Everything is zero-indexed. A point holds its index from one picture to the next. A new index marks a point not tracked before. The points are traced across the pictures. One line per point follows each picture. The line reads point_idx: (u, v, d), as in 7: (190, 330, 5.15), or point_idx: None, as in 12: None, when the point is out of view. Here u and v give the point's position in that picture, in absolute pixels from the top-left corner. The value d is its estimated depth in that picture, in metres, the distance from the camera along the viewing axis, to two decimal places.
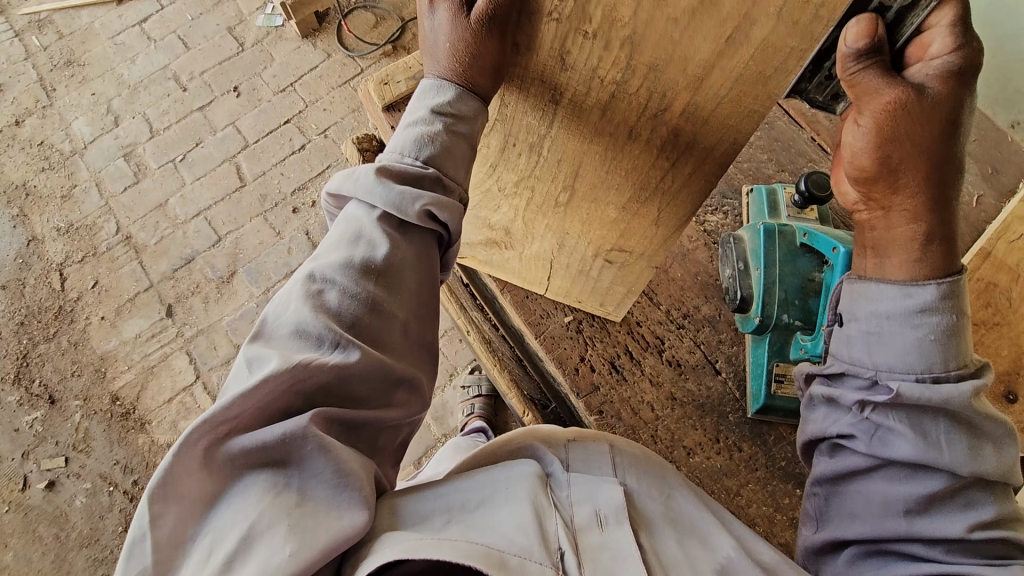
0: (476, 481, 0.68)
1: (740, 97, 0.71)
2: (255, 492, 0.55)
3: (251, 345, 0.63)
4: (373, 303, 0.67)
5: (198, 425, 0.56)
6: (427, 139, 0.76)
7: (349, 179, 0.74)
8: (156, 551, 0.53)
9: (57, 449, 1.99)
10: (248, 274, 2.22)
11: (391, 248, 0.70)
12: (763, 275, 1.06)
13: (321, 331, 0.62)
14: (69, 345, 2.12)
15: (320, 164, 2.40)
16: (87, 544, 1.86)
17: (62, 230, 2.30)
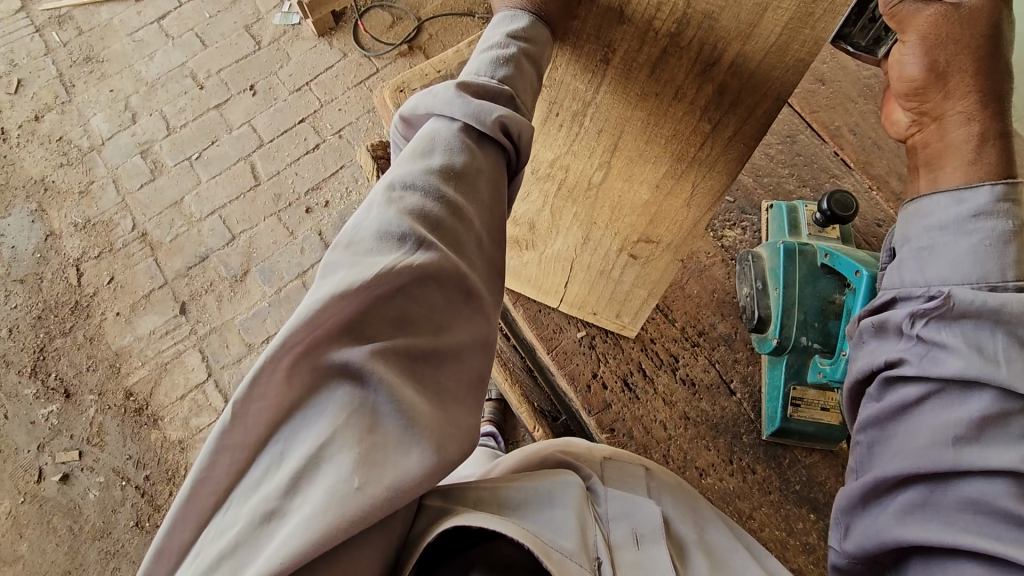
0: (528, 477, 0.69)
1: (789, 42, 0.71)
2: (329, 413, 0.52)
3: (334, 250, 0.61)
4: (454, 215, 0.63)
5: (286, 331, 0.54)
6: (502, 59, 0.72)
7: (428, 96, 0.72)
8: (233, 456, 0.51)
9: (71, 442, 2.02)
10: (261, 273, 2.23)
11: (469, 158, 0.67)
12: (782, 296, 1.05)
13: (404, 231, 0.59)
14: (85, 340, 2.15)
15: (334, 164, 2.41)
16: (99, 537, 1.90)
17: (79, 225, 2.33)
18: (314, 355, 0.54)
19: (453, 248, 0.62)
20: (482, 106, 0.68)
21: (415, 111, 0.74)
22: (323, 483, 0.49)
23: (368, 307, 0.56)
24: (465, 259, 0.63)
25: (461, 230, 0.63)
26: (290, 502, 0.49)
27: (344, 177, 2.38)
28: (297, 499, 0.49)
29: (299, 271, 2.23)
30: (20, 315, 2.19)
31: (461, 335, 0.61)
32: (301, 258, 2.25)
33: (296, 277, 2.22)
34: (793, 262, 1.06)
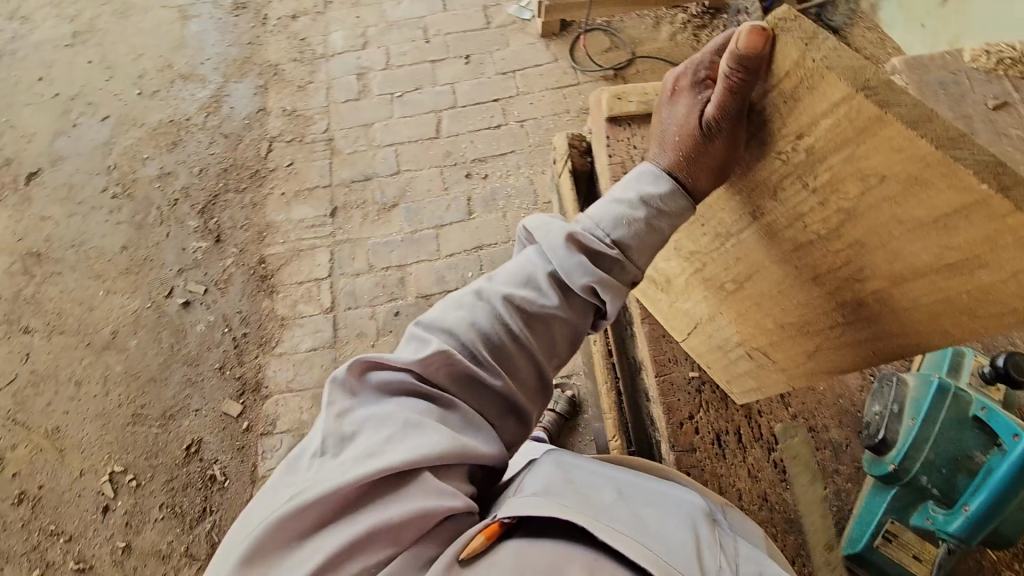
0: (647, 490, 0.86)
1: (936, 310, 0.73)
2: (411, 407, 0.80)
3: (416, 328, 0.92)
4: (518, 332, 0.91)
5: (377, 356, 0.84)
6: (623, 222, 0.94)
7: (545, 229, 0.97)
8: (334, 416, 0.78)
9: (203, 278, 2.30)
10: (407, 211, 2.43)
11: (552, 301, 0.94)
12: (917, 426, 0.94)
13: (464, 340, 0.89)
14: (250, 203, 2.46)
15: (506, 146, 2.57)
16: (189, 363, 2.15)
17: (286, 111, 2.67)
18: (400, 375, 0.83)
19: (507, 354, 0.91)
20: (583, 268, 0.92)
21: (535, 233, 0.99)
22: (418, 438, 0.75)
23: (443, 363, 0.85)
24: (515, 362, 0.91)
25: (521, 345, 0.91)
26: (383, 448, 0.74)
27: (509, 160, 2.53)
28: (392, 445, 0.74)
29: (437, 223, 2.40)
30: (212, 162, 2.55)
31: (496, 400, 0.89)
32: (444, 213, 2.42)
33: (433, 227, 2.39)
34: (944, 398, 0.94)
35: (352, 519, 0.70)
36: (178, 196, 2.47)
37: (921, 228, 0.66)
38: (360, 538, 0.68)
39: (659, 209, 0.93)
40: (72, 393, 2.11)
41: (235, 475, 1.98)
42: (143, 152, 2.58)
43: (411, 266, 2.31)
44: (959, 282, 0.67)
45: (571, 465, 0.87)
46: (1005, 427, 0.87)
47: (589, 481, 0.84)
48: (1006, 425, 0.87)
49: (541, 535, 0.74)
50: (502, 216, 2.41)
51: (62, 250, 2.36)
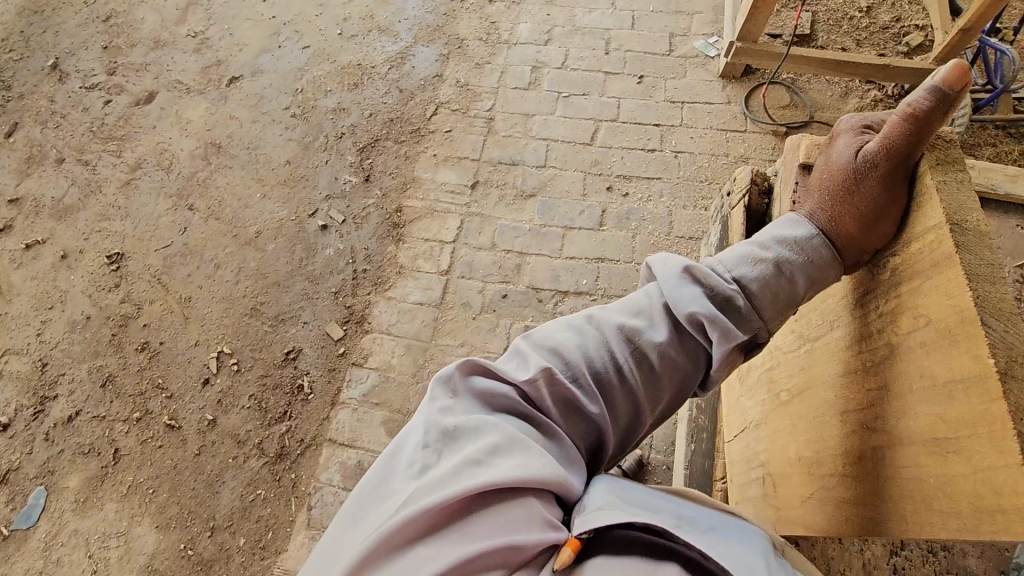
0: (711, 517, 0.89)
1: (905, 491, 0.81)
2: (508, 423, 0.88)
3: (522, 345, 0.99)
4: (619, 359, 0.97)
5: (476, 366, 0.93)
6: (753, 259, 1.01)
7: (664, 264, 1.04)
8: (440, 420, 0.86)
9: (345, 209, 2.48)
10: (541, 204, 2.48)
11: (661, 333, 0.99)
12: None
13: (567, 357, 0.96)
14: (404, 155, 2.61)
15: (654, 172, 2.55)
16: (310, 280, 2.32)
17: (459, 83, 2.81)
18: (499, 394, 0.91)
19: (607, 381, 0.96)
20: (695, 300, 0.97)
21: (655, 267, 1.05)
22: (519, 454, 0.83)
23: (546, 383, 0.92)
24: (612, 387, 0.96)
25: (619, 373, 0.96)
26: (490, 458, 0.81)
27: (653, 186, 2.52)
28: (492, 458, 0.81)
29: (567, 224, 2.43)
30: (382, 110, 2.74)
31: (583, 426, 0.95)
32: (576, 216, 2.45)
33: (562, 227, 2.42)
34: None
35: (464, 528, 0.76)
36: (344, 131, 2.68)
37: (939, 391, 0.77)
38: (472, 547, 0.73)
39: (791, 256, 1.01)
40: (208, 272, 2.34)
41: (319, 392, 2.10)
42: (328, 85, 2.82)
43: (531, 256, 2.36)
44: (938, 453, 0.75)
45: (629, 487, 0.93)
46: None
47: (650, 502, 0.90)
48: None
49: (620, 552, 0.80)
50: (631, 236, 2.40)
51: (238, 149, 2.64)
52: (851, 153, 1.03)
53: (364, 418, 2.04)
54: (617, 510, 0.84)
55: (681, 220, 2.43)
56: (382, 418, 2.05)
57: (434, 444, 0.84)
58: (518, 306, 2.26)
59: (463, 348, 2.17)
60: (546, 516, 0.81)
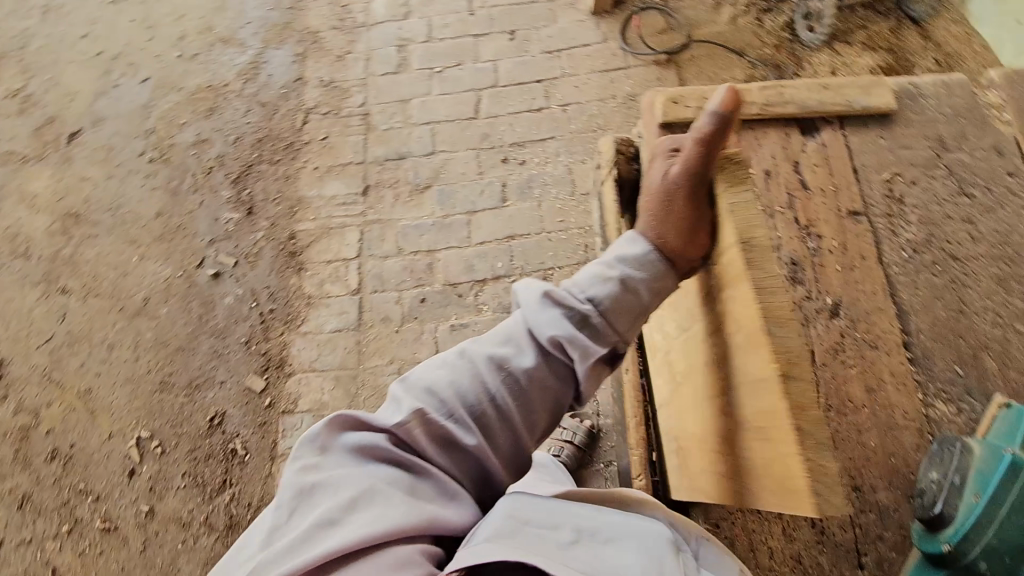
0: (612, 522, 0.84)
1: None
2: (373, 469, 0.82)
3: (398, 390, 0.92)
4: (492, 390, 0.91)
5: (345, 417, 0.86)
6: (602, 278, 0.95)
7: (526, 292, 1.00)
8: (304, 482, 0.80)
9: (234, 250, 2.30)
10: (439, 195, 2.36)
11: (528, 359, 0.94)
12: (981, 510, 0.85)
13: (442, 397, 0.89)
14: (283, 176, 2.42)
15: (547, 132, 2.43)
16: (217, 335, 2.17)
17: (323, 82, 2.58)
18: (366, 436, 0.85)
19: (483, 415, 0.90)
20: (554, 322, 0.94)
21: (519, 296, 1.00)
22: (379, 504, 0.78)
23: (419, 425, 0.86)
24: (486, 421, 0.90)
25: (492, 406, 0.91)
26: (348, 515, 0.76)
27: (549, 147, 2.40)
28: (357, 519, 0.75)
29: (470, 209, 2.33)
30: (248, 131, 2.51)
31: (465, 459, 0.89)
32: (477, 199, 2.34)
33: (465, 213, 2.32)
34: (1012, 477, 0.85)
35: None
36: (212, 164, 2.45)
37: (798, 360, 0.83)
38: None
39: (637, 271, 0.94)
40: (104, 356, 2.16)
41: (256, 450, 2.00)
42: (181, 117, 2.56)
43: (441, 252, 2.26)
44: None
45: (530, 500, 0.85)
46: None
47: (549, 517, 0.83)
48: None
49: None
50: (537, 206, 2.31)
51: (100, 213, 2.39)
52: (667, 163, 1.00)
53: None
54: (504, 538, 0.77)
55: (583, 177, 2.35)
56: None
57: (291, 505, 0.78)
58: (439, 308, 2.17)
59: (393, 366, 2.09)
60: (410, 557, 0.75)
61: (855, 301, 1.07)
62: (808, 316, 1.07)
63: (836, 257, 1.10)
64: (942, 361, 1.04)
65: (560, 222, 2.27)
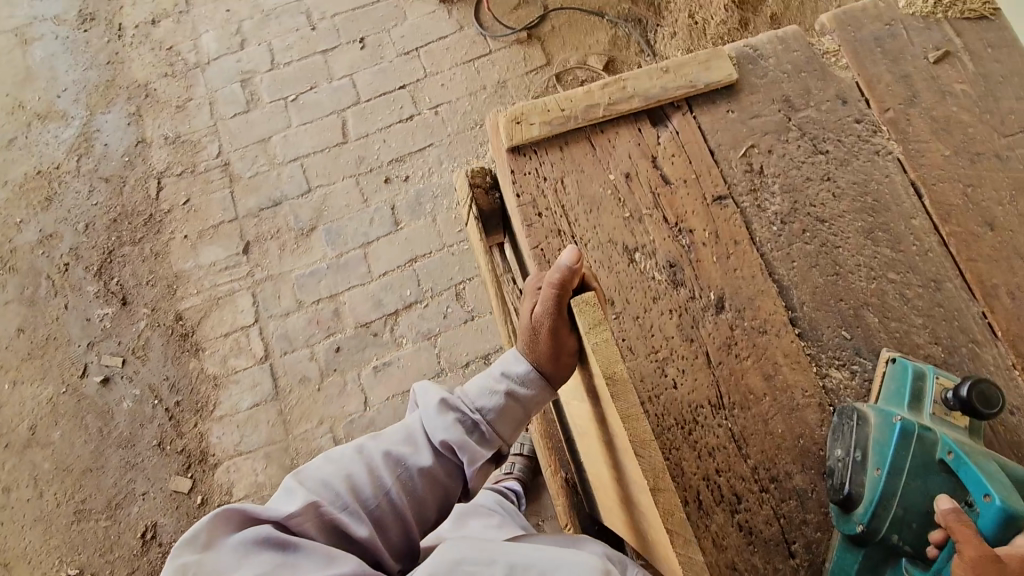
0: (547, 554, 0.76)
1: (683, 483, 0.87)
2: (252, 550, 0.68)
3: (294, 483, 0.81)
4: (387, 490, 0.83)
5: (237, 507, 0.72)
6: (490, 392, 0.90)
7: (421, 394, 0.93)
8: None
9: (118, 348, 2.09)
10: (327, 233, 2.18)
11: (423, 459, 0.87)
12: (885, 483, 0.88)
13: (340, 491, 0.80)
14: (151, 254, 2.19)
15: (424, 140, 2.27)
16: (124, 445, 1.99)
17: (169, 139, 2.33)
18: (247, 516, 0.72)
19: (378, 513, 0.82)
20: (444, 423, 0.88)
21: (418, 393, 0.94)
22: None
23: (310, 514, 0.76)
24: (383, 521, 0.82)
25: (389, 505, 0.83)
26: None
27: (430, 155, 2.24)
28: None
29: (363, 241, 2.16)
30: (99, 213, 2.25)
31: (364, 552, 0.80)
32: (368, 228, 2.18)
33: (359, 247, 2.15)
34: (905, 445, 0.89)
35: None
36: (67, 260, 2.20)
37: None
38: None
39: (522, 389, 0.91)
40: (4, 501, 1.95)
41: None
42: (16, 214, 2.27)
43: (344, 295, 2.11)
44: None
45: (466, 538, 0.76)
46: (971, 481, 0.83)
47: (484, 554, 0.73)
48: (972, 480, 0.83)
49: None
50: (432, 221, 2.17)
51: None
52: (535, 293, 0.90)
53: None
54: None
55: None
56: None
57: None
58: (356, 354, 2.05)
59: (323, 427, 1.98)
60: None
61: (737, 290, 1.05)
62: (696, 317, 1.04)
63: (710, 249, 1.07)
64: (827, 329, 1.04)
65: (460, 232, 2.15)
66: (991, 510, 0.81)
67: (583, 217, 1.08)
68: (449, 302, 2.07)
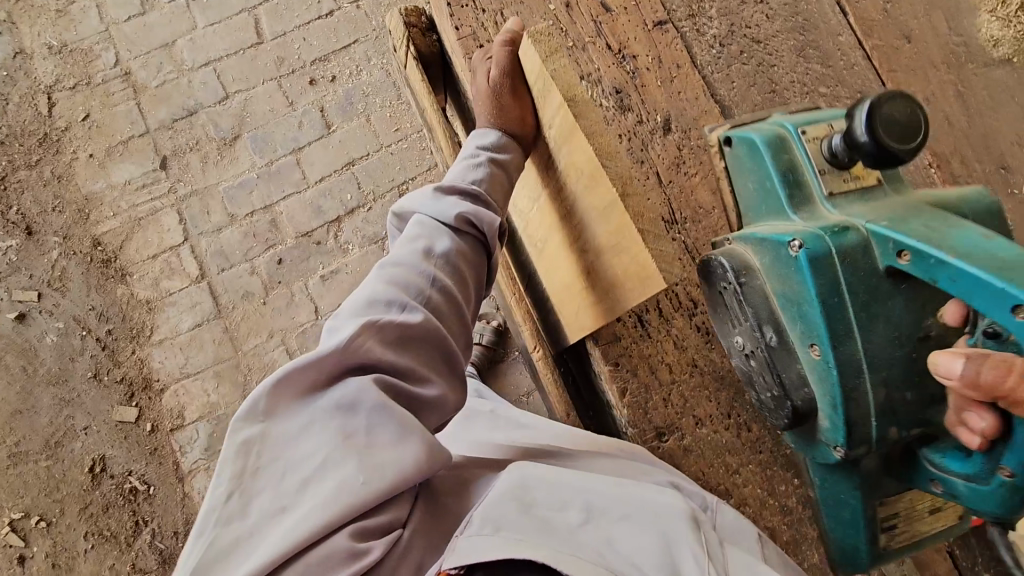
0: (628, 498, 0.74)
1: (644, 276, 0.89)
2: (319, 421, 0.64)
3: (334, 319, 0.73)
4: (431, 280, 0.76)
5: (290, 369, 0.65)
6: (473, 166, 0.86)
7: (411, 199, 0.85)
8: (240, 460, 0.62)
9: (30, 282, 1.90)
10: (253, 141, 2.04)
11: (450, 242, 0.80)
12: (830, 371, 0.71)
13: (389, 297, 0.72)
14: (52, 177, 1.98)
15: (347, 36, 2.12)
16: (55, 382, 1.85)
17: (54, 49, 2.07)
18: (308, 376, 0.65)
19: (431, 303, 0.74)
20: (451, 202, 0.82)
21: (403, 209, 0.86)
22: (326, 476, 0.62)
23: (368, 337, 0.68)
24: (438, 311, 0.75)
25: (440, 292, 0.76)
26: (295, 495, 0.61)
27: (356, 53, 2.11)
28: (304, 496, 0.61)
29: (294, 147, 2.04)
30: None
31: (431, 349, 0.73)
32: (298, 134, 2.05)
33: (291, 153, 2.04)
34: (820, 285, 0.69)
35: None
36: None
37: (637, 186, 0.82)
38: None
39: (500, 156, 0.88)
40: None
41: (158, 480, 1.81)
42: None
43: (279, 204, 2.00)
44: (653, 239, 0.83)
45: (542, 477, 0.74)
46: (927, 272, 0.64)
47: (561, 497, 0.71)
48: (930, 271, 0.64)
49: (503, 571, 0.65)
50: (366, 122, 2.07)
51: None
52: (485, 62, 0.91)
53: None
54: (508, 523, 0.66)
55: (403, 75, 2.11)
56: None
57: (224, 483, 0.61)
58: (300, 264, 1.96)
59: (274, 340, 1.91)
60: (361, 529, 0.62)
61: (682, 112, 1.06)
62: (644, 140, 1.05)
63: (654, 73, 1.06)
64: None
65: (397, 131, 2.07)
66: (982, 298, 0.60)
67: None
68: (393, 203, 2.01)
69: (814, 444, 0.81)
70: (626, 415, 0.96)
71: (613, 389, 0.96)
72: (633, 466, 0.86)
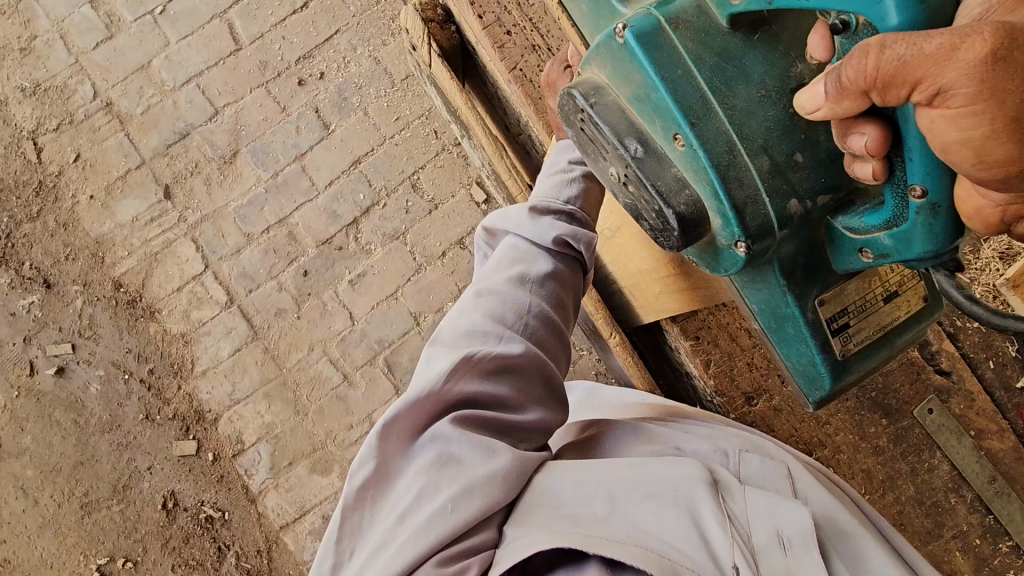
0: (651, 469, 0.68)
1: None
2: (418, 455, 0.65)
3: (433, 347, 0.73)
4: (528, 306, 0.75)
5: (395, 410, 0.66)
6: (567, 182, 0.84)
7: (504, 217, 0.83)
8: (351, 501, 0.65)
9: (61, 335, 1.89)
10: (253, 154, 1.97)
11: (546, 264, 0.79)
12: (698, 155, 0.66)
13: (487, 328, 0.71)
14: (57, 226, 1.94)
15: (328, 28, 2.03)
16: (109, 429, 1.85)
17: (28, 90, 1.99)
18: (409, 412, 0.66)
19: (530, 332, 0.74)
20: (547, 225, 0.80)
21: (495, 227, 0.84)
22: (422, 508, 0.62)
23: (467, 372, 0.68)
24: (538, 337, 0.74)
25: (539, 318, 0.75)
26: (396, 529, 0.62)
27: (340, 44, 2.02)
28: (405, 529, 0.62)
29: (296, 154, 1.98)
30: None
31: (534, 378, 0.72)
32: (297, 139, 1.98)
33: (293, 161, 1.97)
34: (657, 61, 0.66)
35: None
36: None
37: None
38: None
39: None
40: None
41: (232, 505, 1.83)
42: None
43: (293, 216, 1.95)
44: None
45: (563, 472, 0.69)
46: None
47: (582, 490, 0.66)
48: None
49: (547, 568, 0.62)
50: (364, 115, 1.99)
51: None
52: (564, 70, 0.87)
53: (291, 483, 1.83)
54: (534, 524, 0.63)
55: (392, 59, 2.02)
56: (307, 467, 1.84)
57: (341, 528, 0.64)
58: (326, 272, 1.93)
59: (316, 352, 1.89)
60: (446, 555, 0.60)
61: None
62: None
63: None
64: None
65: (397, 121, 1.99)
66: None
67: (554, 28, 0.96)
68: (407, 195, 1.96)
69: (717, 256, 0.74)
70: (712, 384, 0.94)
71: (697, 362, 0.94)
72: (647, 433, 0.83)
